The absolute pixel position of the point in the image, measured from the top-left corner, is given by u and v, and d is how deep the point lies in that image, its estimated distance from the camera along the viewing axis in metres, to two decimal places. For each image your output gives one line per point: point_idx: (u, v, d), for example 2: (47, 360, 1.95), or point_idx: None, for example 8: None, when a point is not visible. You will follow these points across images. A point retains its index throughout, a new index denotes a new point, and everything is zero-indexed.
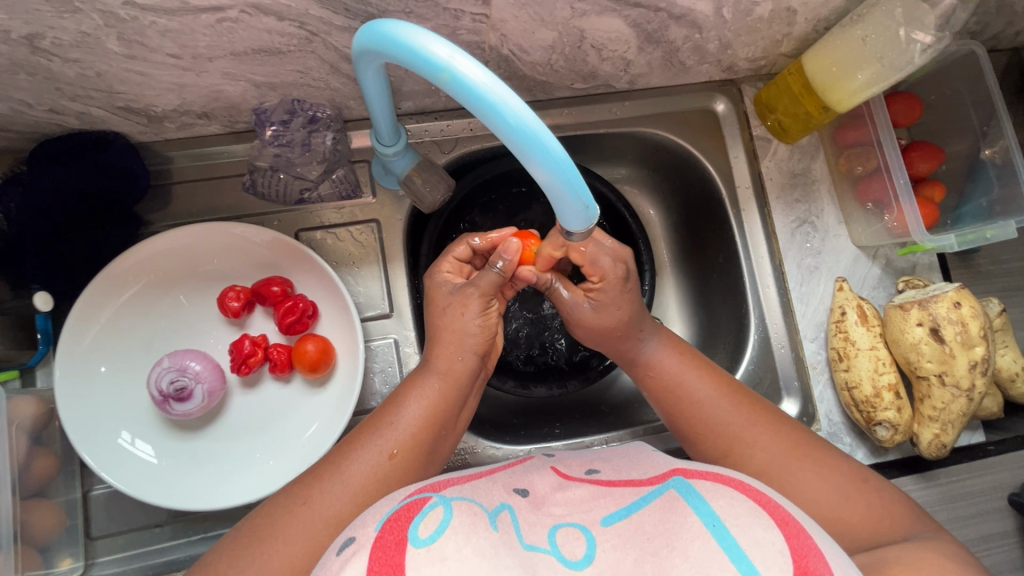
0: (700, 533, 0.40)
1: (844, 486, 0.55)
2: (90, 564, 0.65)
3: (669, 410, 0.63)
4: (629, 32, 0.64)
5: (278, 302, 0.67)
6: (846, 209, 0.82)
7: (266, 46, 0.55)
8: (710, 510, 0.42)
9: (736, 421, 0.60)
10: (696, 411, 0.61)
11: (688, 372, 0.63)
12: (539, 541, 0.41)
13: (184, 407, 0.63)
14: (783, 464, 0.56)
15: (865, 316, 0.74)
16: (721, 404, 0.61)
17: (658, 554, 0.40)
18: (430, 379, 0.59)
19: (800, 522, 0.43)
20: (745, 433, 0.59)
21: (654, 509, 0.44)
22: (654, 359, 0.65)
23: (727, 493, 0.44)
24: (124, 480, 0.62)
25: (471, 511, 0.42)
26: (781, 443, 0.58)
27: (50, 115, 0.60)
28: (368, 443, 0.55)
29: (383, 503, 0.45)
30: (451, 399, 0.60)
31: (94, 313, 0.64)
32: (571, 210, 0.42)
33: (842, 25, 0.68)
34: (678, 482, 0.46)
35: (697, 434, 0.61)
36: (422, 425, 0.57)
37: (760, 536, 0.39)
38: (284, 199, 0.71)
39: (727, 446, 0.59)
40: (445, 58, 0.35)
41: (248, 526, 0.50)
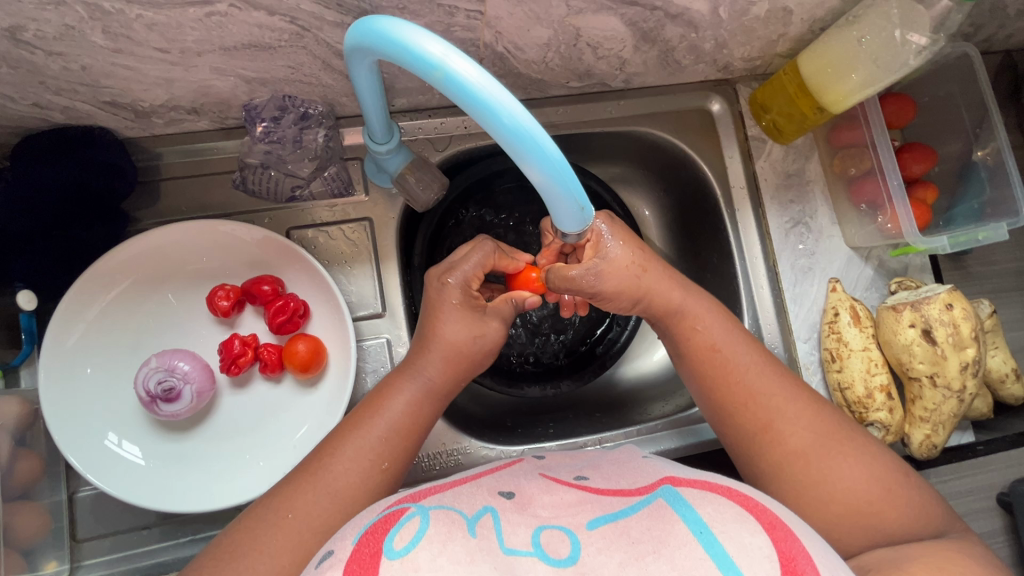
0: (688, 541, 0.39)
1: (886, 478, 0.54)
2: (76, 566, 0.63)
3: (707, 376, 0.61)
4: (624, 31, 0.64)
5: (268, 301, 0.66)
6: (840, 209, 0.82)
7: (257, 42, 0.54)
8: (698, 518, 0.41)
9: (780, 397, 0.58)
10: (740, 379, 0.59)
11: (733, 344, 0.61)
12: (521, 544, 0.41)
13: (173, 408, 0.62)
14: (827, 452, 0.55)
15: (858, 317, 0.74)
16: (763, 374, 0.60)
17: (644, 559, 0.39)
18: (407, 382, 0.59)
19: (787, 524, 0.43)
20: (789, 411, 0.57)
21: (642, 516, 0.43)
22: (698, 318, 0.62)
23: (714, 500, 0.44)
24: (111, 482, 0.61)
25: (448, 519, 0.42)
26: (822, 424, 0.56)
27: (34, 109, 0.59)
28: (349, 446, 0.54)
29: (362, 515, 0.45)
30: (428, 401, 0.59)
31: (80, 311, 0.63)
32: (566, 212, 0.42)
33: (838, 26, 0.67)
34: (666, 490, 0.45)
35: (739, 405, 0.59)
36: (402, 431, 0.57)
37: (747, 540, 0.39)
38: (275, 196, 0.71)
39: (769, 419, 0.57)
40: (439, 56, 0.34)
41: (222, 540, 0.49)
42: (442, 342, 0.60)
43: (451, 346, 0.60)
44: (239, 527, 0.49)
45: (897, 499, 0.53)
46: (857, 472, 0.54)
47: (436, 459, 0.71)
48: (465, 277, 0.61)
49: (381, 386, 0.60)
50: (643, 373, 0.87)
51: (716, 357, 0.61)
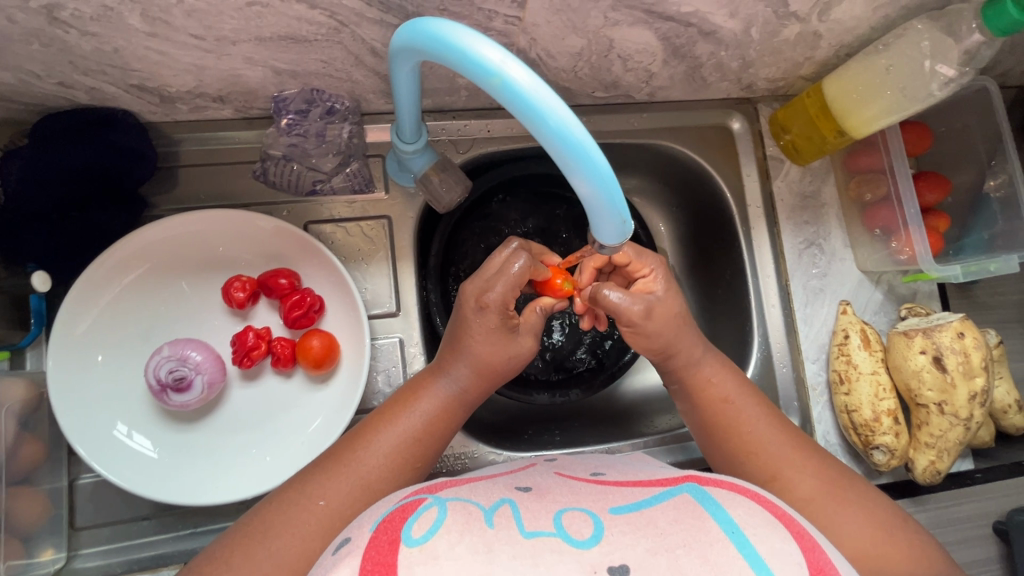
0: (719, 538, 0.39)
1: (888, 524, 0.54)
2: (74, 555, 0.62)
3: (715, 427, 0.61)
4: (656, 44, 0.64)
5: (284, 294, 0.66)
6: (853, 233, 0.83)
7: (293, 34, 0.54)
8: (728, 518, 0.41)
9: (787, 448, 0.59)
10: (751, 429, 0.60)
11: (743, 395, 0.62)
12: (544, 526, 0.41)
13: (182, 398, 0.61)
14: (831, 498, 0.55)
15: (868, 341, 0.75)
16: (771, 424, 0.60)
17: (673, 551, 0.39)
18: (440, 379, 0.58)
19: (814, 536, 0.43)
20: (796, 460, 0.58)
21: (667, 507, 0.43)
22: (714, 371, 0.63)
23: (744, 503, 0.44)
24: (115, 471, 0.59)
25: (465, 510, 0.42)
26: (829, 475, 0.57)
27: (59, 88, 0.58)
28: (376, 440, 0.54)
29: (380, 504, 0.45)
30: (461, 400, 0.58)
31: (93, 295, 0.61)
32: (608, 225, 0.41)
33: (866, 53, 0.68)
34: (692, 487, 0.46)
35: (747, 454, 0.59)
36: (431, 425, 0.57)
37: (778, 547, 0.39)
38: (295, 189, 0.70)
39: (777, 471, 0.57)
40: (496, 63, 0.33)
41: (252, 521, 0.48)
42: (471, 341, 0.57)
43: (479, 348, 0.57)
44: (269, 509, 0.49)
45: (905, 544, 0.53)
46: (861, 518, 0.54)
47: (443, 462, 0.71)
48: (503, 299, 0.57)
49: (413, 383, 0.59)
50: (649, 385, 0.87)
51: (727, 409, 0.61)
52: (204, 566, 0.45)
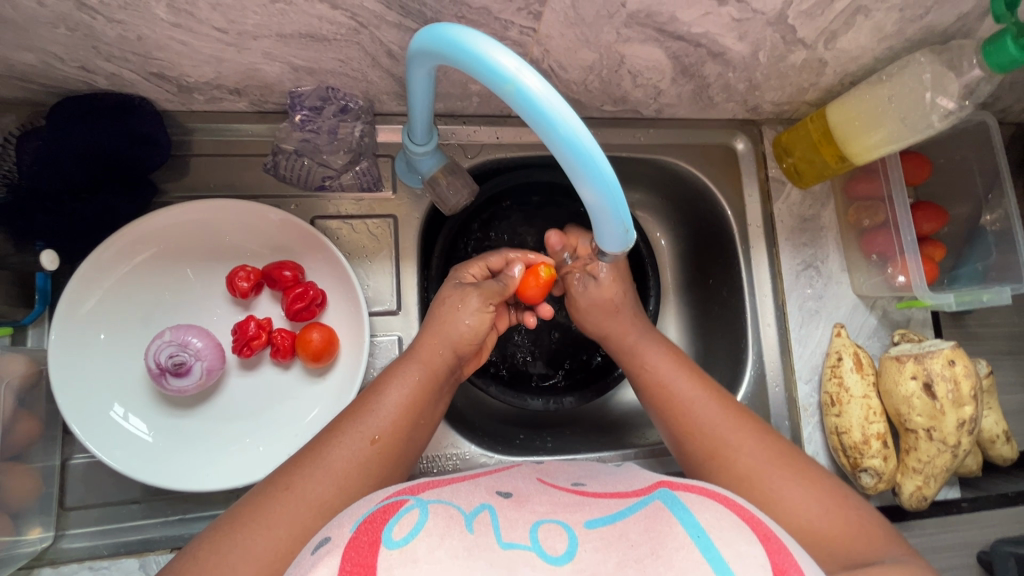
0: (685, 544, 0.40)
1: (826, 500, 0.54)
2: (61, 534, 0.62)
3: (655, 408, 0.65)
4: (666, 63, 0.66)
5: (288, 287, 0.66)
6: (851, 258, 0.84)
7: (314, 32, 0.55)
8: (695, 521, 0.42)
9: (721, 422, 0.60)
10: (687, 410, 0.62)
11: (678, 376, 0.65)
12: (520, 539, 0.41)
13: (181, 383, 0.61)
14: (766, 470, 0.56)
15: (860, 364, 0.76)
16: (707, 401, 0.62)
17: (641, 561, 0.39)
18: (410, 367, 0.60)
19: (781, 538, 0.43)
20: (731, 435, 0.59)
21: (641, 518, 0.44)
22: (644, 355, 0.68)
23: (713, 507, 0.45)
24: (109, 452, 0.60)
25: (447, 514, 0.43)
26: (766, 449, 0.58)
27: (80, 72, 0.59)
28: (347, 428, 0.55)
29: (362, 504, 0.45)
30: (429, 387, 0.60)
31: (100, 277, 0.62)
32: (610, 233, 0.42)
33: (870, 82, 0.70)
34: (664, 493, 0.47)
35: (687, 434, 0.61)
36: (401, 411, 0.58)
37: (742, 548, 0.40)
38: (305, 183, 0.72)
39: (717, 449, 0.59)
40: (512, 70, 0.35)
41: (231, 514, 0.49)
42: (450, 330, 0.64)
43: (459, 334, 0.64)
44: (244, 503, 0.49)
45: (840, 517, 0.53)
46: (796, 490, 0.55)
47: (434, 462, 0.72)
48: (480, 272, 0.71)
49: (383, 373, 0.61)
50: None
51: (663, 391, 0.64)
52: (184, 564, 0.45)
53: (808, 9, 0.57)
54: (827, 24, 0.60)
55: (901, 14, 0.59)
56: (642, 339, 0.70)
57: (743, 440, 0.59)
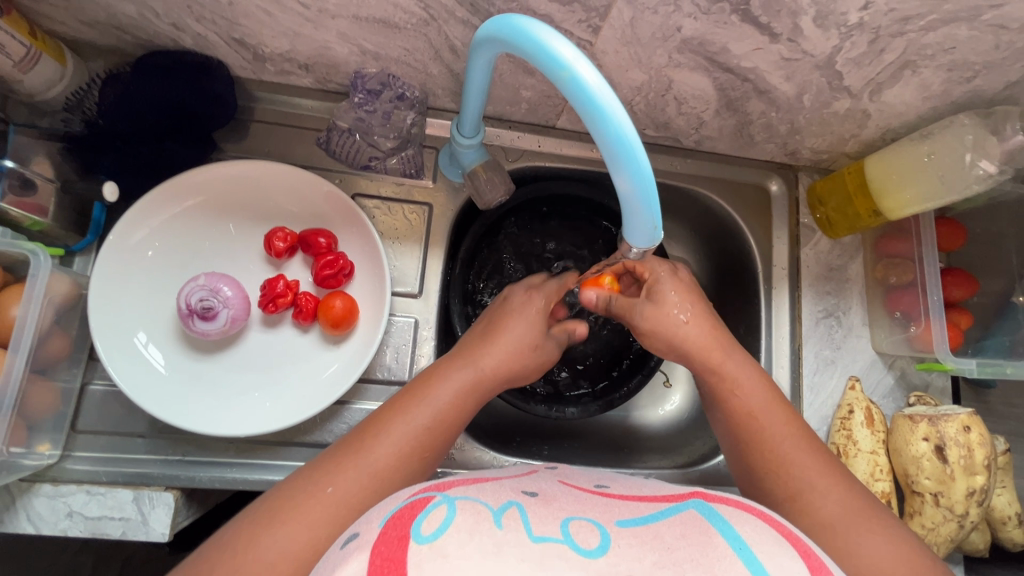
0: (726, 554, 0.39)
1: (906, 549, 0.50)
2: (66, 455, 0.64)
3: (742, 440, 0.61)
4: (712, 93, 0.68)
5: (320, 253, 0.69)
6: (873, 313, 0.84)
7: (387, 19, 0.59)
8: (737, 535, 0.42)
9: (808, 466, 0.57)
10: (777, 449, 0.59)
11: (768, 409, 0.61)
12: (550, 533, 0.41)
13: (205, 327, 0.64)
14: (848, 522, 0.52)
15: (872, 419, 0.74)
16: (801, 440, 0.59)
17: (680, 564, 0.39)
18: (459, 376, 0.61)
19: (823, 557, 0.43)
20: (819, 483, 0.55)
21: (675, 522, 0.44)
22: (734, 383, 0.63)
23: (751, 520, 0.44)
24: (127, 379, 0.62)
25: (475, 511, 0.43)
26: (854, 501, 0.54)
27: (170, 29, 0.64)
28: (395, 434, 0.55)
29: (389, 501, 0.45)
30: (474, 399, 0.61)
31: (152, 215, 0.66)
32: (640, 227, 0.43)
33: (911, 139, 0.71)
34: (699, 503, 0.47)
35: (773, 471, 0.58)
36: (445, 420, 0.58)
37: (783, 561, 0.40)
38: (351, 161, 0.76)
39: (797, 490, 0.55)
40: (569, 58, 0.37)
41: (267, 507, 0.47)
42: (509, 340, 0.66)
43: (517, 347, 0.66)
44: (285, 494, 0.48)
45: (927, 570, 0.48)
46: (882, 546, 0.50)
47: None
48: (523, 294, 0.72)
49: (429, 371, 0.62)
50: (643, 423, 0.87)
51: (752, 422, 0.61)
52: (208, 552, 0.44)
53: (857, 58, 0.59)
54: (874, 75, 0.62)
55: (948, 74, 0.61)
56: (731, 364, 0.64)
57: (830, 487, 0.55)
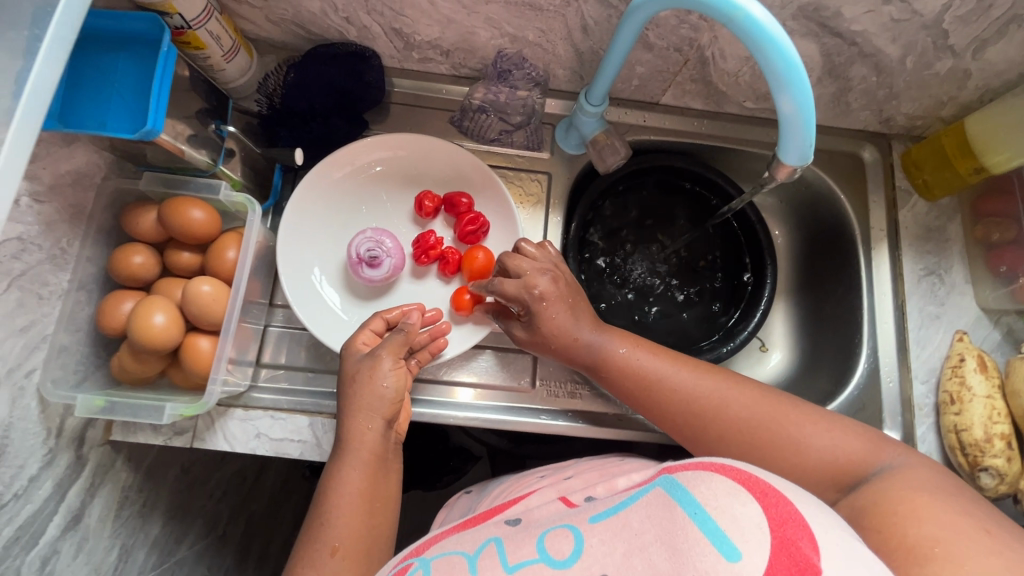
0: (684, 525, 0.43)
1: (828, 431, 0.59)
2: (252, 385, 0.73)
3: (648, 404, 0.67)
4: (817, 60, 0.74)
5: (461, 213, 0.78)
6: (975, 272, 0.86)
7: (534, 2, 0.69)
8: (692, 500, 0.45)
9: (701, 393, 0.65)
10: (665, 386, 0.66)
11: (653, 360, 0.68)
12: (527, 555, 0.49)
13: (372, 274, 0.73)
14: (760, 418, 0.62)
15: (984, 366, 0.77)
16: (699, 373, 0.66)
17: (646, 549, 0.44)
18: (341, 456, 0.61)
19: (782, 489, 0.45)
20: (715, 399, 0.64)
21: (640, 506, 0.49)
22: (621, 344, 0.69)
23: (707, 479, 0.47)
24: (307, 313, 0.72)
25: (450, 564, 0.51)
26: (744, 401, 0.63)
27: (343, 22, 0.76)
28: (318, 529, 0.58)
29: (379, 574, 0.55)
30: (375, 463, 0.62)
31: (325, 179, 0.77)
32: (795, 144, 0.50)
33: (1013, 94, 0.75)
34: (664, 479, 0.50)
35: (687, 412, 0.65)
36: (357, 483, 0.60)
37: (737, 511, 0.43)
38: (481, 136, 0.86)
39: (700, 430, 0.64)
40: (741, 1, 0.44)
41: None
42: (371, 397, 0.63)
43: (382, 396, 0.63)
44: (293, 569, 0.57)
45: (850, 448, 0.58)
46: (818, 433, 0.59)
47: (554, 387, 0.77)
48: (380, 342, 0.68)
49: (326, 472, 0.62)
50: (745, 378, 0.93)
51: (645, 373, 0.67)
52: None
53: (964, 14, 0.65)
54: (978, 31, 0.67)
55: None
56: (601, 335, 0.69)
57: (725, 400, 0.64)
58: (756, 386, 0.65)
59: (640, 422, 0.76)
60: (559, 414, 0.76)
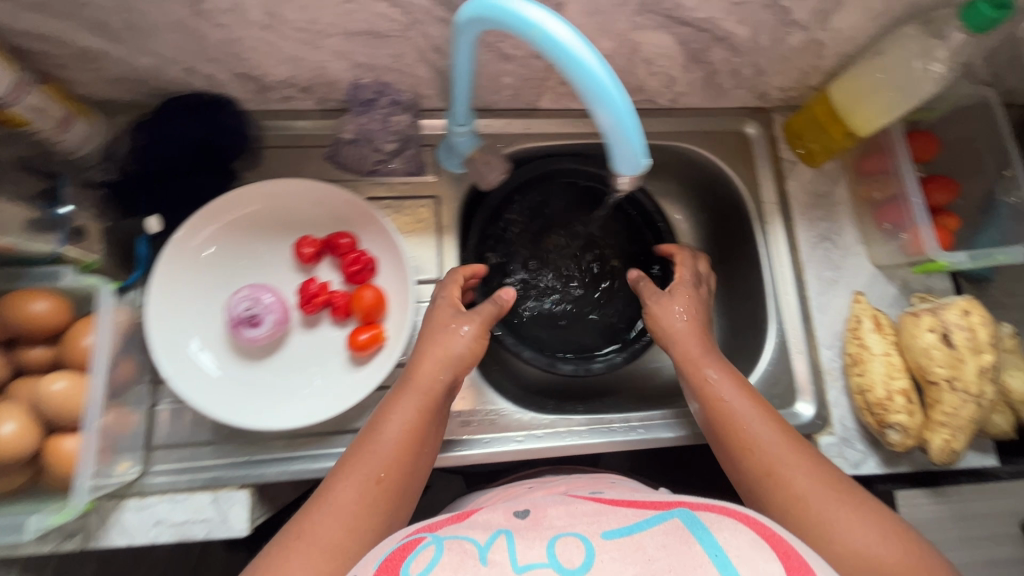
0: (702, 563, 0.47)
1: (877, 526, 0.58)
2: (146, 470, 0.70)
3: (733, 447, 0.67)
4: (676, 49, 0.74)
5: (344, 253, 0.75)
6: (866, 230, 0.88)
7: (375, 30, 0.66)
8: (713, 542, 0.49)
9: (782, 454, 0.63)
10: (748, 429, 0.66)
11: (755, 417, 0.67)
12: (537, 557, 0.49)
13: (254, 332, 0.70)
14: (817, 494, 0.60)
15: (880, 325, 0.79)
16: (766, 421, 0.66)
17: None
18: (401, 398, 0.65)
19: (801, 554, 0.49)
20: (790, 458, 0.63)
21: (657, 532, 0.51)
22: (720, 389, 0.69)
23: (731, 526, 0.51)
24: (188, 386, 0.68)
25: (460, 549, 0.51)
26: (821, 474, 0.62)
27: (184, 74, 0.71)
28: (345, 478, 0.59)
29: (385, 542, 0.54)
30: (424, 418, 0.65)
31: (192, 241, 0.72)
32: (626, 156, 0.49)
33: (866, 58, 0.76)
34: (682, 512, 0.53)
35: (744, 449, 0.65)
36: (398, 442, 0.62)
37: (760, 566, 0.46)
38: (359, 168, 0.82)
39: (770, 467, 0.63)
40: (537, 18, 0.43)
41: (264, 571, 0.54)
42: (450, 352, 0.68)
43: (458, 354, 0.68)
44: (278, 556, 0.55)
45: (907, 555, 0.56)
46: (852, 519, 0.58)
47: (474, 415, 0.78)
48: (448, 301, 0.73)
49: (385, 405, 0.66)
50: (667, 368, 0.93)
51: (724, 409, 0.68)
52: None
53: None
54: (818, 4, 0.68)
55: None
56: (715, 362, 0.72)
57: (801, 463, 0.63)
58: (849, 484, 0.61)
59: (559, 436, 0.78)
60: (476, 441, 0.76)
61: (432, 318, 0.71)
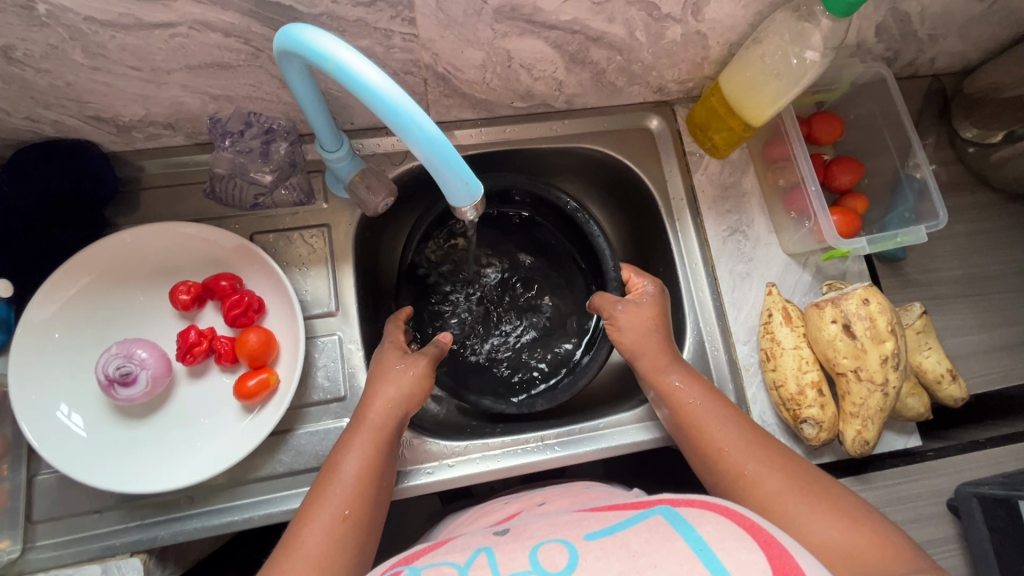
0: (688, 558, 0.45)
1: (846, 523, 0.57)
2: (29, 546, 0.66)
3: (701, 455, 0.66)
4: (552, 53, 0.71)
5: (225, 295, 0.72)
6: (776, 219, 0.86)
7: (219, 61, 0.62)
8: (696, 536, 0.47)
9: (747, 458, 0.63)
10: (711, 436, 0.66)
11: (721, 421, 0.66)
12: (519, 566, 0.48)
13: (128, 392, 0.66)
14: (787, 494, 0.60)
15: (790, 317, 0.77)
16: (736, 425, 0.66)
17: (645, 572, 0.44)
18: (359, 433, 0.63)
19: (782, 541, 0.47)
20: (758, 465, 0.62)
21: (640, 530, 0.49)
22: (689, 395, 0.68)
23: (711, 519, 0.49)
24: (60, 456, 0.64)
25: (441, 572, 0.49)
26: (794, 476, 0.61)
27: (27, 122, 0.67)
28: (317, 513, 0.58)
29: None
30: (382, 449, 0.63)
31: (55, 300, 0.68)
32: (453, 185, 0.49)
33: (747, 47, 0.74)
34: (663, 508, 0.51)
35: (711, 459, 0.65)
36: (359, 476, 0.61)
37: (742, 557, 0.44)
38: (239, 203, 0.76)
39: (741, 474, 0.63)
40: (330, 49, 0.42)
41: None
42: (399, 391, 0.66)
43: (405, 391, 0.66)
44: None
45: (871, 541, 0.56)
46: (824, 521, 0.58)
47: None
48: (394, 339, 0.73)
49: (340, 440, 0.64)
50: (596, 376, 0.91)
51: (699, 419, 0.67)
52: None
53: None
54: None
55: None
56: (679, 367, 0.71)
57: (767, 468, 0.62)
58: (819, 479, 0.61)
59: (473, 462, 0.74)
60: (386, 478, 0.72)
61: (379, 360, 0.70)
